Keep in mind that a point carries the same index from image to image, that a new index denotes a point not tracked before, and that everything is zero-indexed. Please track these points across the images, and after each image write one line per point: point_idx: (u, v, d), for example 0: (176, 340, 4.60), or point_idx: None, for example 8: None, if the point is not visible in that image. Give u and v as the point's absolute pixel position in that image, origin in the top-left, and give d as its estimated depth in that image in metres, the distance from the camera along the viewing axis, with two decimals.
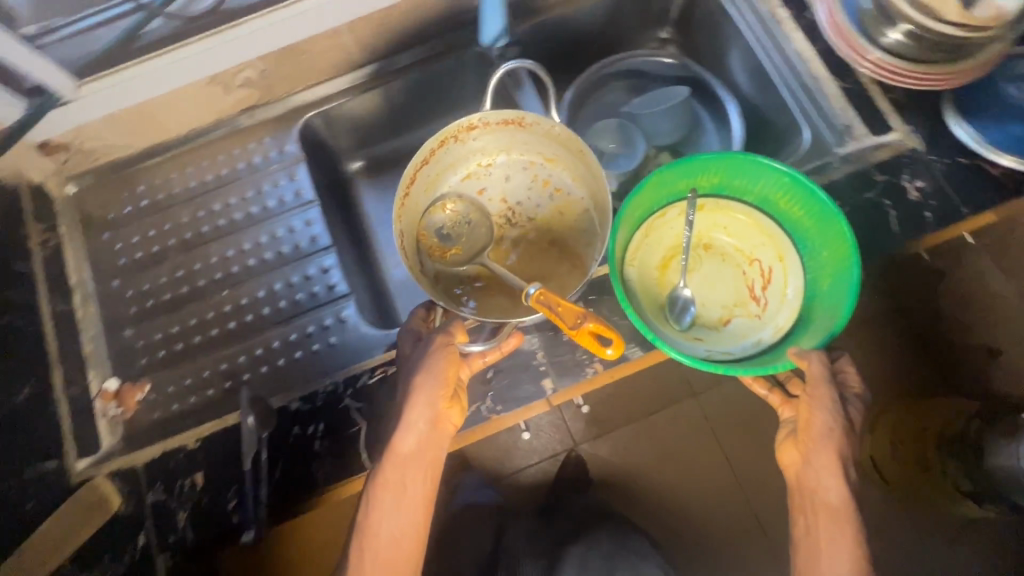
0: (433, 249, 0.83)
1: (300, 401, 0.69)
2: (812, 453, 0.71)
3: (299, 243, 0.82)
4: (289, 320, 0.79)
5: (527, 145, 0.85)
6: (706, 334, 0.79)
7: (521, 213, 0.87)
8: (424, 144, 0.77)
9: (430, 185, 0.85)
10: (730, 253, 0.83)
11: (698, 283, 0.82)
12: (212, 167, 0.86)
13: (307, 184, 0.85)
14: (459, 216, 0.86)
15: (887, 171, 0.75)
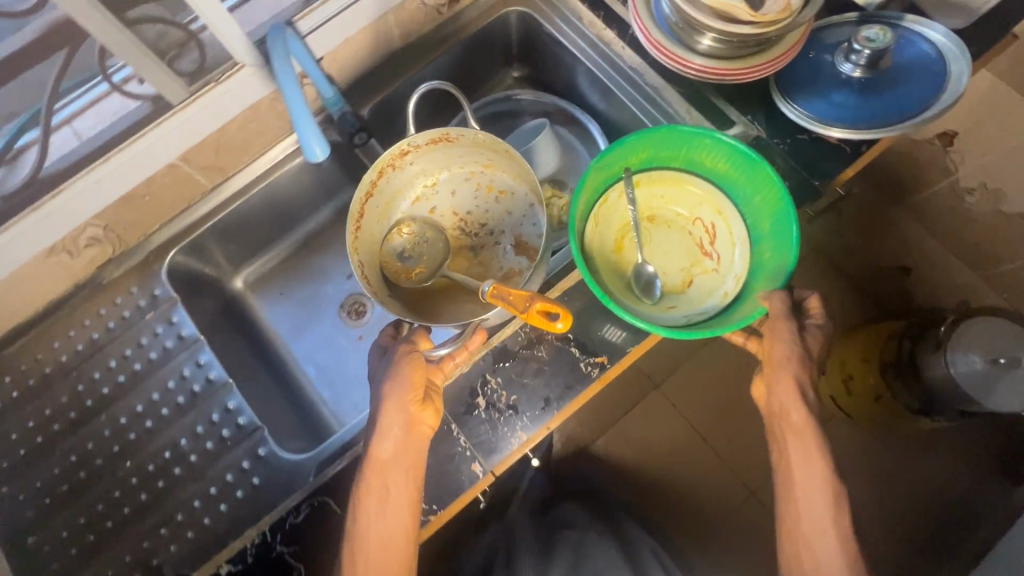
0: (399, 271, 0.79)
1: (230, 564, 0.67)
2: (785, 394, 0.67)
3: (192, 390, 0.78)
4: (203, 474, 0.74)
5: (464, 157, 0.81)
6: (676, 301, 0.73)
7: (473, 223, 0.84)
8: (362, 180, 0.72)
9: (382, 213, 0.80)
10: (675, 218, 0.76)
11: (652, 253, 0.76)
12: (81, 335, 0.80)
13: (186, 325, 0.81)
14: (418, 237, 0.83)
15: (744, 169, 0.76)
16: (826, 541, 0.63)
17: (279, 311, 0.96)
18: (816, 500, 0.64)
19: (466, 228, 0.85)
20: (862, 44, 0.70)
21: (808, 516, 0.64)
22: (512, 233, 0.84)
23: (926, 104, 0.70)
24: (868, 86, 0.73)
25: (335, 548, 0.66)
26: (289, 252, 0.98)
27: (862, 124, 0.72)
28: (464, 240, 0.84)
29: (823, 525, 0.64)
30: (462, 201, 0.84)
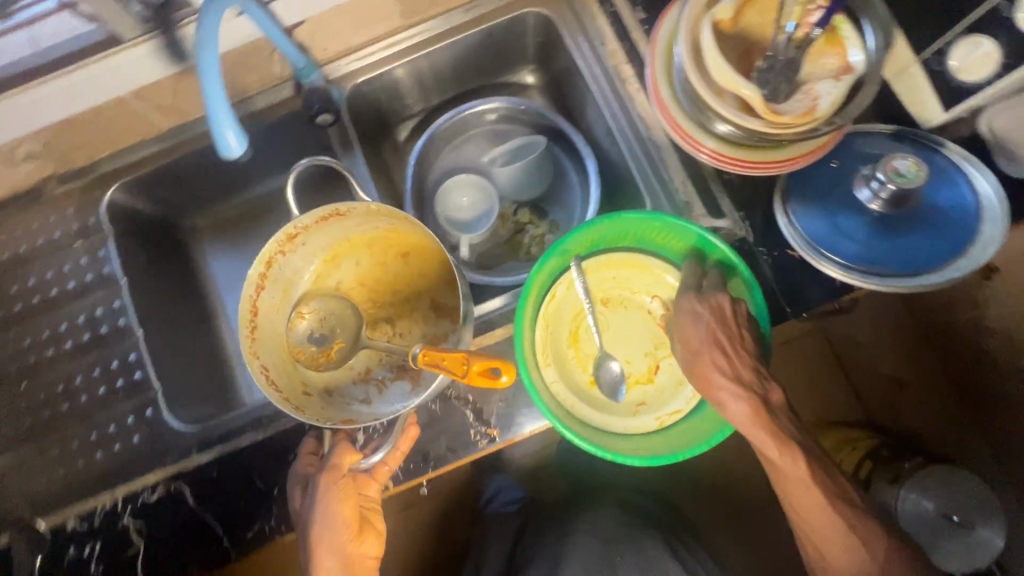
0: (318, 359, 0.70)
1: (78, 521, 0.67)
2: (725, 399, 0.57)
3: (100, 330, 0.77)
4: (88, 417, 0.74)
5: (362, 230, 0.71)
6: (646, 395, 0.68)
7: (385, 290, 0.75)
8: (246, 279, 0.63)
9: (280, 303, 0.70)
10: (630, 299, 0.70)
11: (614, 342, 0.69)
12: (10, 245, 0.79)
13: (110, 263, 0.78)
14: (323, 313, 0.72)
15: None
16: (825, 518, 0.57)
17: (223, 263, 0.92)
18: (801, 483, 0.57)
19: (382, 296, 0.75)
20: (887, 176, 0.59)
21: (799, 496, 0.58)
22: (438, 296, 0.74)
23: (935, 266, 0.61)
24: (882, 224, 0.63)
25: (178, 539, 0.64)
26: (247, 207, 0.94)
27: (859, 266, 0.62)
28: (381, 309, 0.75)
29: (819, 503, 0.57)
30: (378, 268, 0.75)
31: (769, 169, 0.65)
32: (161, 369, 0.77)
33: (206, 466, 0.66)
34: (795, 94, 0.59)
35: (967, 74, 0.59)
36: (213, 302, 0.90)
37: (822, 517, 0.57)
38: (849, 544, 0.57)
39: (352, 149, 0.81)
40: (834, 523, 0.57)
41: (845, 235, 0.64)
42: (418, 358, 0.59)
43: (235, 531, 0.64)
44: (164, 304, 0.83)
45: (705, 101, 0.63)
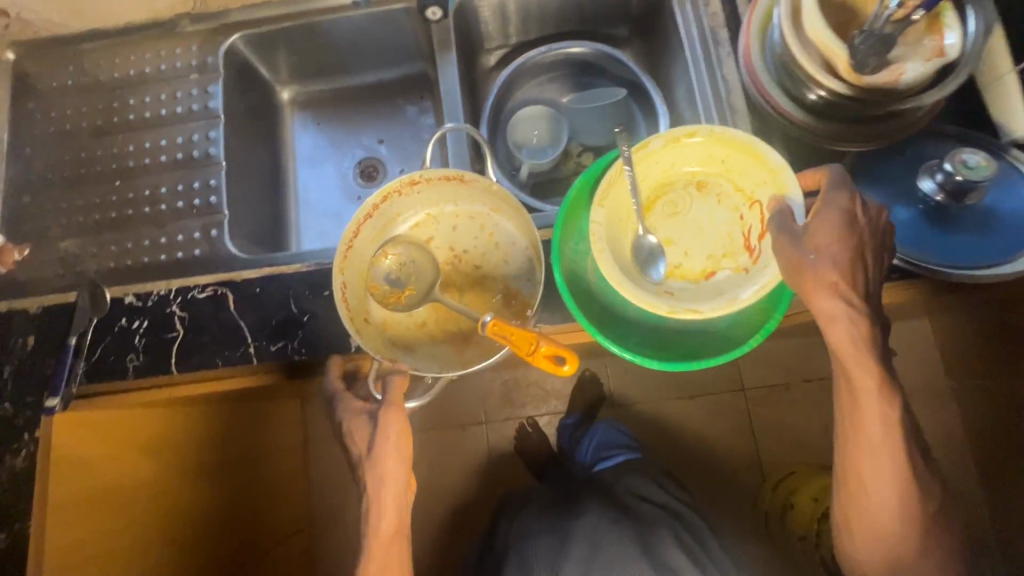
0: (388, 297, 0.71)
1: (134, 297, 0.74)
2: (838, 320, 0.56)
3: (191, 153, 0.86)
4: (163, 223, 0.83)
5: (472, 200, 0.74)
6: (681, 289, 0.67)
7: (468, 263, 0.75)
8: (364, 202, 0.67)
9: (378, 235, 0.73)
10: (728, 193, 0.69)
11: (679, 230, 0.70)
12: (136, 64, 0.89)
13: (215, 99, 0.87)
14: (405, 260, 0.73)
15: None
16: (888, 458, 0.58)
17: (305, 137, 1.01)
18: (877, 419, 0.57)
19: (461, 268, 0.75)
20: (955, 167, 0.60)
21: (874, 435, 0.57)
22: (508, 285, 0.74)
23: (983, 264, 0.61)
24: (938, 214, 0.64)
25: (212, 335, 0.71)
26: (340, 93, 1.02)
27: (906, 250, 0.62)
28: (456, 276, 0.75)
29: (885, 443, 0.58)
30: (468, 240, 0.75)
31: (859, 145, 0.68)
32: (233, 201, 0.85)
33: (251, 281, 0.73)
34: (885, 66, 0.61)
35: None
36: (288, 166, 0.99)
37: (883, 457, 0.58)
38: (899, 485, 0.59)
39: (447, 53, 0.87)
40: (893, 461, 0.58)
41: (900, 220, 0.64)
42: (486, 327, 0.62)
43: (262, 342, 0.71)
44: (249, 152, 0.91)
45: (797, 69, 0.64)
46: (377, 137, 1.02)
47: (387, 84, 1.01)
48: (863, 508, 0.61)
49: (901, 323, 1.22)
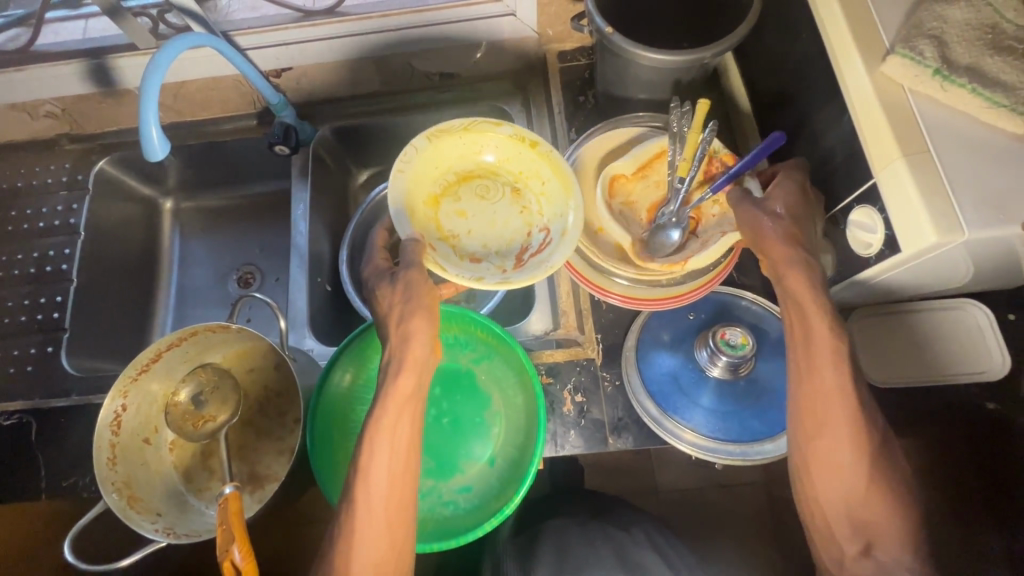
0: (186, 420, 0.67)
1: None
2: (797, 274, 0.53)
3: (44, 268, 0.88)
4: (3, 337, 0.84)
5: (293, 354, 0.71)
6: (442, 249, 0.64)
7: (271, 412, 0.72)
8: (167, 337, 0.61)
9: (193, 357, 0.68)
10: (532, 211, 0.67)
11: (476, 213, 0.67)
12: (11, 178, 0.93)
13: (77, 216, 0.91)
14: (215, 387, 0.69)
15: (574, 392, 0.69)
16: (843, 433, 0.53)
17: (184, 244, 1.05)
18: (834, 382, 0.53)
19: (269, 404, 0.72)
20: (718, 344, 0.64)
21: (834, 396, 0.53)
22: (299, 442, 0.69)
23: (733, 440, 0.64)
24: (719, 387, 0.67)
25: (7, 466, 0.71)
26: (225, 203, 1.07)
27: (666, 418, 0.65)
28: (254, 422, 0.72)
29: (851, 455, 0.53)
30: (283, 383, 0.72)
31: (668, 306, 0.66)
32: (79, 314, 0.87)
33: (60, 409, 0.74)
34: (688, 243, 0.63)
35: None
36: (163, 273, 1.03)
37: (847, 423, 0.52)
38: (856, 468, 0.53)
39: (304, 178, 0.91)
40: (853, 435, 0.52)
41: (679, 382, 0.67)
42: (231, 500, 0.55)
43: (55, 476, 0.70)
44: (111, 261, 0.95)
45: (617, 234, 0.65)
46: (254, 247, 1.05)
47: (268, 197, 1.06)
48: (825, 489, 0.54)
49: None
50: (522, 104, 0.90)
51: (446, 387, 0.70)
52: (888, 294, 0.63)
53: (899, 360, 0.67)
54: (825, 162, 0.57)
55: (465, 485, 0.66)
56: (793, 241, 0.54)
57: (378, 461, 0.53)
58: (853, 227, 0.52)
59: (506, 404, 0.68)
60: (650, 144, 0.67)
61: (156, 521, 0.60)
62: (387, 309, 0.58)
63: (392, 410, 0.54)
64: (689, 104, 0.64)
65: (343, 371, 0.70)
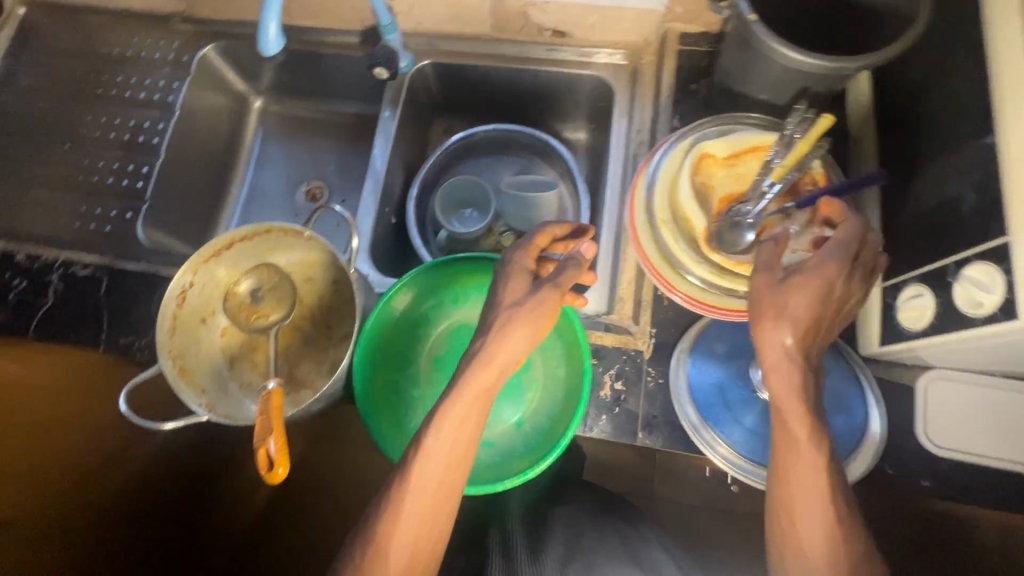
0: (242, 310, 0.70)
1: (25, 257, 0.79)
2: (780, 381, 0.49)
3: (138, 138, 0.93)
4: (91, 194, 0.89)
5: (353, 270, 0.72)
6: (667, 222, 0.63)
7: (321, 322, 0.74)
8: (244, 227, 0.64)
9: (262, 253, 0.70)
10: None
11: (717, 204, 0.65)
12: (124, 46, 0.97)
13: (175, 95, 0.94)
14: (275, 286, 0.72)
15: (615, 378, 0.68)
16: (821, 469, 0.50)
17: (265, 146, 1.08)
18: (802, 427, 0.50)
19: (321, 316, 0.74)
20: None
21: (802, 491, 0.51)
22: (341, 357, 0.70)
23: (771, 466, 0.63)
24: (767, 413, 0.65)
25: (75, 312, 0.76)
26: (311, 114, 1.08)
27: (706, 427, 0.64)
28: (303, 328, 0.74)
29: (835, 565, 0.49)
30: (339, 297, 0.74)
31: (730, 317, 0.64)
32: (160, 189, 0.91)
33: (130, 272, 0.78)
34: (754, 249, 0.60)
35: (905, 318, 0.57)
36: (240, 170, 1.06)
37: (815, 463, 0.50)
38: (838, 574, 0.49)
39: (395, 107, 0.91)
40: (822, 478, 0.50)
41: (726, 395, 0.66)
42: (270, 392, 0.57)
43: (115, 333, 0.75)
44: (197, 146, 0.98)
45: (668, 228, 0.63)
46: (329, 164, 1.07)
47: (352, 117, 1.07)
48: None
49: None
50: (629, 79, 0.86)
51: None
52: (972, 360, 0.58)
53: (960, 433, 0.64)
54: (950, 208, 0.53)
55: (488, 441, 0.66)
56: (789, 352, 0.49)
57: (437, 442, 0.51)
58: (964, 282, 0.49)
59: (548, 374, 0.68)
60: (750, 135, 0.63)
61: (202, 396, 0.64)
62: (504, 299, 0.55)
63: (467, 401, 0.51)
64: (813, 113, 0.60)
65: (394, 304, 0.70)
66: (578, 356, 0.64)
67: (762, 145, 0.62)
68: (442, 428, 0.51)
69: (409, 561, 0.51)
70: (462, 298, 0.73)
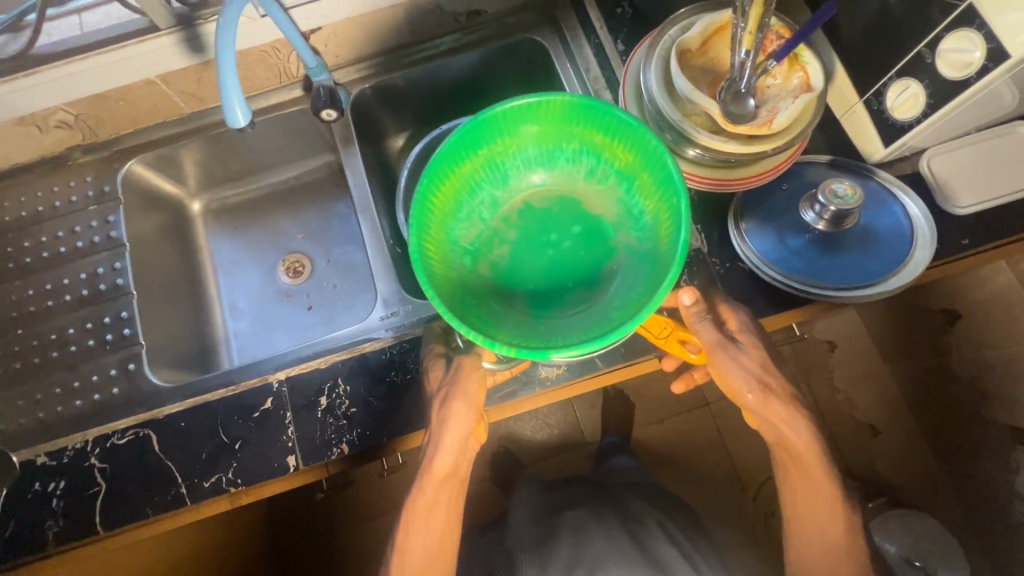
0: None
1: (47, 457, 0.70)
2: (773, 403, 0.64)
3: (98, 288, 0.83)
4: (75, 366, 0.79)
5: None
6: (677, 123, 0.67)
7: None
8: None
9: None
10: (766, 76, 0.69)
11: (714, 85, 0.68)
12: (30, 203, 0.86)
13: (117, 228, 0.86)
14: None
15: (692, 281, 0.71)
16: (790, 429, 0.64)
17: (223, 245, 1.01)
18: (798, 434, 0.64)
19: None
20: (827, 198, 0.66)
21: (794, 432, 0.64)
22: None
23: (869, 281, 0.66)
24: (824, 239, 0.69)
25: (138, 481, 0.68)
26: (255, 195, 1.03)
27: (802, 279, 0.67)
28: None
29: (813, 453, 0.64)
30: None
31: (758, 179, 0.70)
32: (149, 328, 0.83)
33: (174, 416, 0.71)
34: (760, 110, 0.65)
35: (903, 113, 0.65)
36: (209, 279, 0.98)
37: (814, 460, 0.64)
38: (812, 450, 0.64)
39: (350, 146, 0.90)
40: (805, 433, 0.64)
41: (798, 246, 0.69)
42: None
43: (195, 480, 0.67)
44: (162, 273, 0.90)
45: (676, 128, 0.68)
46: (299, 233, 1.02)
47: (299, 180, 1.03)
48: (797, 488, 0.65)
49: (830, 317, 1.32)
50: (555, 31, 0.90)
51: (581, 232, 0.64)
52: (962, 123, 0.67)
53: (980, 183, 0.71)
54: (890, 11, 0.62)
55: (477, 303, 0.59)
56: (780, 401, 0.65)
57: (416, 544, 0.67)
58: (946, 54, 0.58)
59: (605, 302, 0.59)
60: (712, 19, 0.68)
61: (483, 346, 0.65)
62: (435, 387, 0.67)
63: (428, 493, 0.67)
64: None
65: (544, 124, 0.61)
66: (656, 291, 0.54)
67: (722, 24, 0.68)
68: (412, 529, 0.67)
69: (437, 534, 0.67)
70: (603, 177, 0.63)
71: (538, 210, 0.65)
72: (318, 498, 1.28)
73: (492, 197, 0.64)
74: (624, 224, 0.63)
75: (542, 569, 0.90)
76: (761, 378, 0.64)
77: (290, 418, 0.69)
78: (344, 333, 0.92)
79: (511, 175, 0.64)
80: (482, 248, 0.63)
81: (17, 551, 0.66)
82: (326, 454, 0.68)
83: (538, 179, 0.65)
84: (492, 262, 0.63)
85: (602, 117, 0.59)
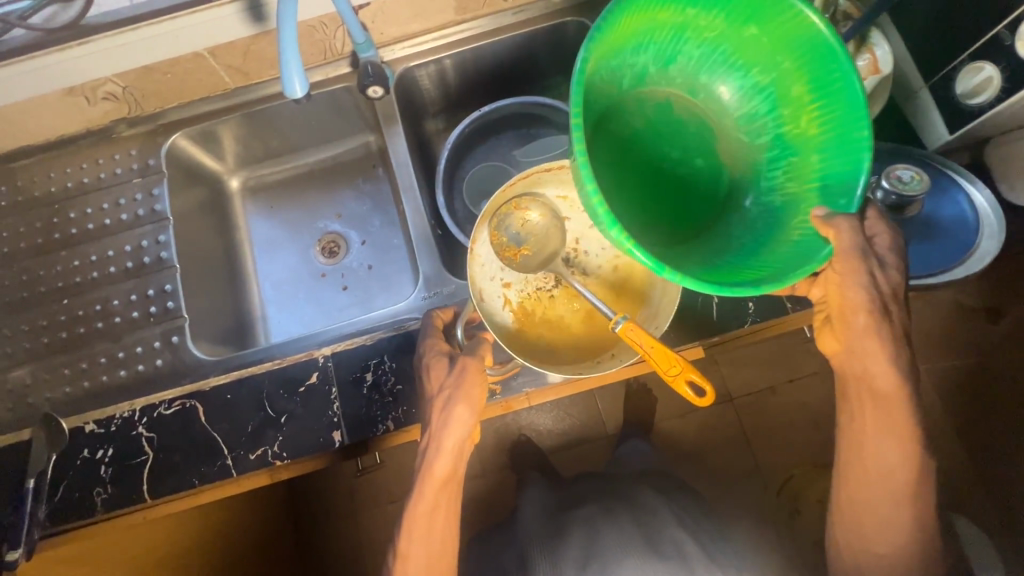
0: (505, 251, 0.72)
1: (96, 425, 0.70)
2: (880, 334, 0.56)
3: (142, 260, 0.83)
4: (120, 337, 0.79)
5: None
6: None
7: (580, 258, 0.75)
8: None
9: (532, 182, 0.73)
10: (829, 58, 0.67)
11: None
12: (76, 175, 0.87)
13: (161, 202, 0.86)
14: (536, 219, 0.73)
15: None
16: (877, 368, 0.56)
17: (261, 223, 1.01)
18: (885, 373, 0.56)
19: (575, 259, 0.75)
20: (891, 184, 0.64)
21: (885, 380, 0.56)
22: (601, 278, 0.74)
23: (929, 271, 0.65)
24: None
25: (184, 451, 0.68)
26: (293, 173, 1.03)
27: None
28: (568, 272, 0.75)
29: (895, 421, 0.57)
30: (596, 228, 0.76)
31: None
32: (191, 302, 0.83)
33: (219, 388, 0.71)
34: None
35: (972, 99, 0.63)
36: (246, 256, 0.98)
37: (898, 413, 0.56)
38: (892, 405, 0.57)
39: (393, 126, 0.90)
40: (896, 388, 0.56)
41: None
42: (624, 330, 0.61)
43: (240, 452, 0.68)
44: (202, 248, 0.90)
45: None
46: (336, 212, 1.02)
47: (337, 160, 1.03)
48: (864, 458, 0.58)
49: None
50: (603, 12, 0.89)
51: (703, 165, 0.63)
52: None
53: None
54: None
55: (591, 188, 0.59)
56: (879, 341, 0.56)
57: (417, 548, 0.64)
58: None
59: (704, 256, 0.59)
60: None
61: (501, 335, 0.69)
62: (437, 389, 0.64)
63: (429, 496, 0.63)
64: None
65: (765, 29, 0.56)
66: (772, 273, 0.54)
67: None
68: (413, 533, 0.64)
69: (438, 538, 0.65)
70: (759, 127, 0.60)
71: (673, 115, 0.62)
72: (342, 479, 1.29)
73: (646, 69, 0.59)
74: (750, 185, 0.61)
75: (573, 555, 0.90)
76: (878, 304, 0.55)
77: (335, 394, 0.69)
78: (381, 313, 0.92)
79: (678, 61, 0.59)
80: (607, 120, 0.60)
81: (66, 516, 0.67)
82: (371, 430, 0.68)
83: (698, 82, 0.60)
84: (610, 138, 0.61)
85: (821, 64, 0.55)
